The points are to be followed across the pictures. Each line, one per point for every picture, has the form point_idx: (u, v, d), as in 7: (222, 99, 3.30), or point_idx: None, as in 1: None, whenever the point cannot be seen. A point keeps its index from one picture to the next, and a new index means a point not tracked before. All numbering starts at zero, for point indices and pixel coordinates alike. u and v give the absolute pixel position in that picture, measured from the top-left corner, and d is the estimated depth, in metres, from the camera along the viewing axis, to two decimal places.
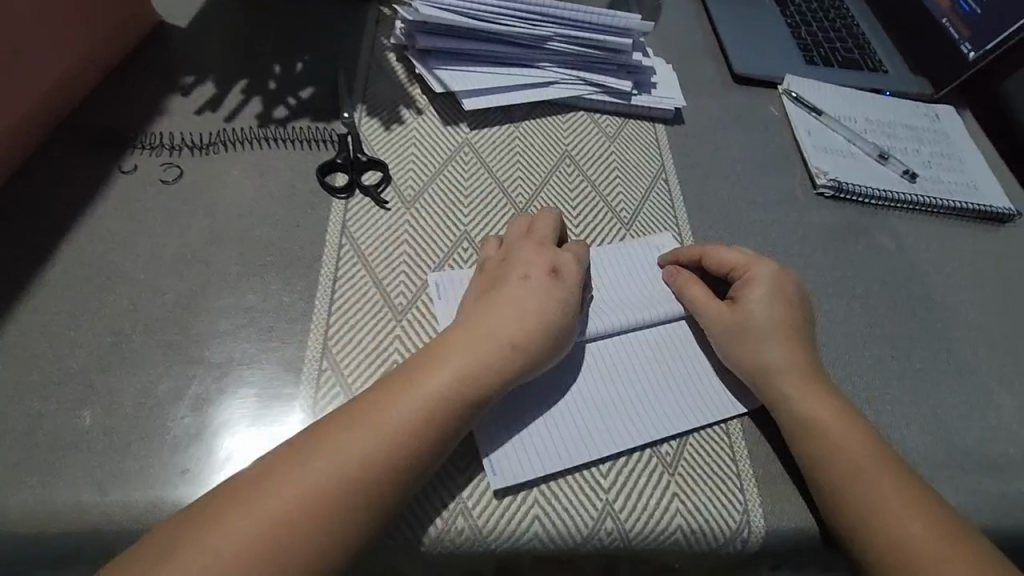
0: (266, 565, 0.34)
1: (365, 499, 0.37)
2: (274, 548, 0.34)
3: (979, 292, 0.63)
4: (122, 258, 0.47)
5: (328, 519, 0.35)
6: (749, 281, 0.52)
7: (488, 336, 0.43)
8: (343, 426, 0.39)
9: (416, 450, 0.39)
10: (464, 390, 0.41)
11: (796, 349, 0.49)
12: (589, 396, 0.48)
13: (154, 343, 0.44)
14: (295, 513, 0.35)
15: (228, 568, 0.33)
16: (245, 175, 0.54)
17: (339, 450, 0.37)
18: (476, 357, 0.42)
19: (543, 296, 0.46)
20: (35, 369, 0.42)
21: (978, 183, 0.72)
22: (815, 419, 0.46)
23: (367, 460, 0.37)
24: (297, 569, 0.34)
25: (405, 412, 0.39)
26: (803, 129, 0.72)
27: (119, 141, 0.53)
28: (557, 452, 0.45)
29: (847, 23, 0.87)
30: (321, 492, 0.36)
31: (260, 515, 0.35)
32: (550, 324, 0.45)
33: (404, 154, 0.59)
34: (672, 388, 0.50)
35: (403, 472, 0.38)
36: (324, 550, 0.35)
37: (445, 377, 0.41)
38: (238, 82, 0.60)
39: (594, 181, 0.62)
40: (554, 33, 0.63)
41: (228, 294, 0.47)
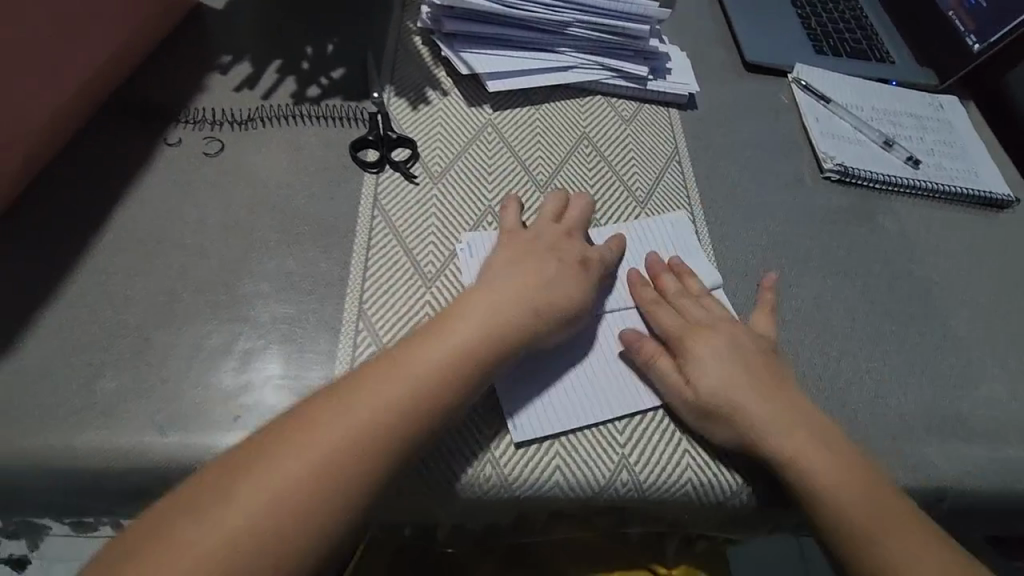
0: (304, 504, 0.35)
1: (392, 450, 0.39)
2: (310, 491, 0.36)
3: (976, 273, 0.66)
4: (171, 224, 0.51)
5: (350, 464, 0.37)
6: (692, 344, 0.49)
7: (509, 302, 0.46)
8: (374, 379, 0.41)
9: (444, 404, 0.41)
10: (487, 352, 0.44)
11: (762, 398, 0.47)
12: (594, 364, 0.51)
13: (203, 303, 0.47)
14: (328, 460, 0.37)
15: (270, 508, 0.35)
16: (281, 149, 0.57)
17: (368, 403, 0.39)
18: (499, 319, 0.45)
19: (560, 273, 0.50)
20: (96, 323, 0.45)
21: (979, 170, 0.75)
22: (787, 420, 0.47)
23: (395, 412, 0.40)
24: (329, 510, 0.36)
25: (432, 366, 0.42)
26: (812, 117, 0.74)
27: (163, 115, 0.56)
28: (571, 416, 0.48)
29: (857, 14, 0.89)
30: (351, 440, 0.38)
31: (296, 461, 0.36)
32: (568, 299, 0.48)
33: (431, 132, 0.62)
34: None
35: (426, 420, 0.40)
36: (355, 493, 0.37)
37: (474, 339, 0.44)
38: (273, 62, 0.63)
39: (610, 162, 0.65)
40: (575, 19, 0.66)
41: (269, 259, 0.51)
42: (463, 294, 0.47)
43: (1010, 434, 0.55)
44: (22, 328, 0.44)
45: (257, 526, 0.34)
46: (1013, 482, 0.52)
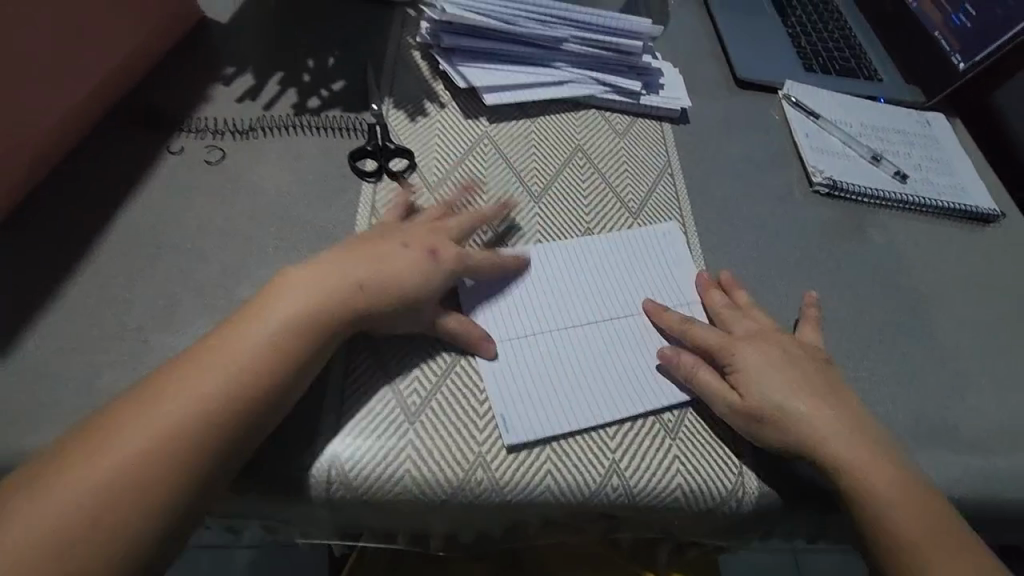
0: (116, 499, 0.36)
1: (206, 437, 0.38)
2: (122, 485, 0.36)
3: (964, 285, 0.67)
4: (172, 229, 0.52)
5: (162, 451, 0.37)
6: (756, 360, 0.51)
7: (332, 283, 0.45)
8: (188, 362, 0.41)
9: (263, 387, 0.41)
10: (303, 334, 0.43)
11: (812, 412, 0.48)
12: (580, 368, 0.52)
13: (202, 307, 0.48)
14: (141, 449, 0.37)
15: (84, 503, 0.35)
16: (281, 158, 0.58)
17: (180, 391, 0.39)
18: (321, 299, 0.45)
19: (395, 254, 0.49)
20: (96, 325, 0.46)
21: (966, 186, 0.76)
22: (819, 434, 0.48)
23: (208, 397, 0.39)
24: (142, 504, 0.36)
25: (244, 349, 0.41)
26: (802, 132, 0.76)
27: (167, 125, 0.58)
28: (549, 418, 0.48)
29: (846, 34, 0.91)
30: (161, 430, 0.38)
31: (109, 456, 0.36)
32: (398, 281, 0.48)
33: (428, 143, 0.63)
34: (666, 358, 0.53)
35: (244, 406, 0.40)
36: (173, 484, 0.37)
37: (288, 321, 0.43)
38: (274, 75, 0.65)
39: (604, 174, 0.66)
40: (569, 35, 0.68)
41: (268, 266, 0.51)
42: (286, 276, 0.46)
43: (996, 444, 0.55)
44: (24, 330, 0.45)
45: (69, 516, 0.35)
46: (1000, 491, 0.53)
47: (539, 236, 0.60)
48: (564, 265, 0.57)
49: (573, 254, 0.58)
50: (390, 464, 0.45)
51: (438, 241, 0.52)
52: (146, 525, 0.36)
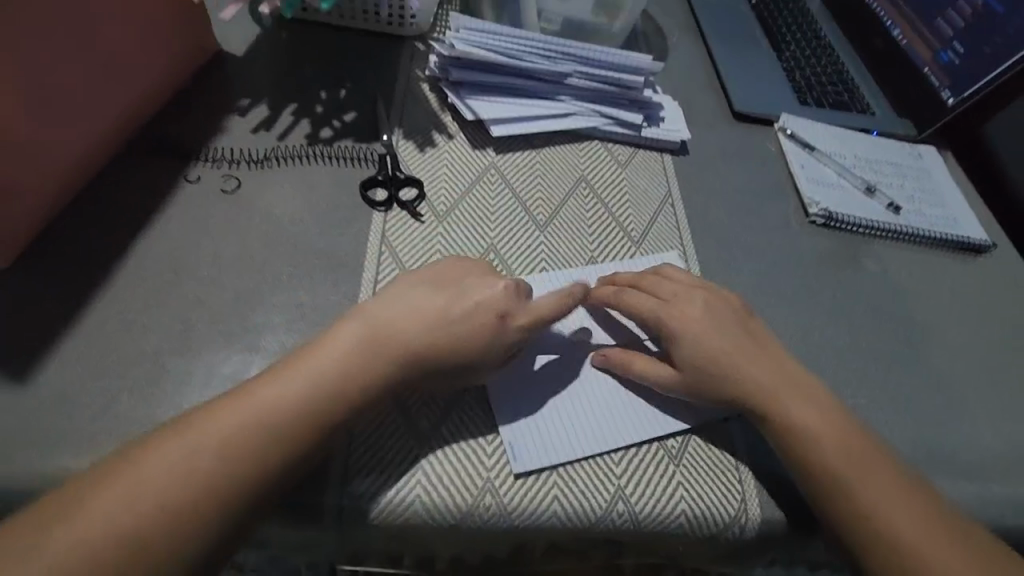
0: (172, 515, 0.37)
1: (270, 454, 0.40)
2: (179, 501, 0.37)
3: (957, 315, 0.69)
4: (188, 257, 0.53)
5: (222, 469, 0.39)
6: (679, 320, 0.53)
7: (373, 339, 0.45)
8: (224, 406, 0.41)
9: (334, 409, 0.42)
10: (380, 360, 0.45)
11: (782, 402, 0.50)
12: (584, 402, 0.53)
13: (217, 333, 0.49)
14: (202, 468, 0.38)
15: (140, 517, 0.36)
16: (294, 188, 0.60)
17: (246, 411, 0.41)
18: (359, 353, 0.44)
19: (449, 312, 0.47)
20: (113, 350, 0.47)
21: (957, 217, 0.79)
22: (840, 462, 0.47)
23: (277, 413, 0.41)
24: (195, 518, 0.37)
25: (318, 369, 0.43)
26: (797, 164, 0.78)
27: (184, 154, 0.59)
28: (557, 444, 0.50)
29: (839, 69, 0.95)
30: (223, 445, 0.39)
31: (167, 471, 0.38)
32: (454, 347, 0.46)
33: (437, 173, 0.65)
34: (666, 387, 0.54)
35: (310, 425, 0.41)
36: (226, 501, 0.38)
37: (366, 349, 0.45)
38: (288, 106, 0.67)
39: (607, 204, 0.68)
40: (573, 70, 0.71)
41: (281, 293, 0.53)
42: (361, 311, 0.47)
43: (992, 472, 0.56)
44: (44, 355, 0.46)
45: (127, 527, 0.36)
46: (997, 517, 0.54)
47: (546, 264, 0.61)
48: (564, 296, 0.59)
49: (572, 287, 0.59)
50: (400, 489, 0.46)
51: (508, 301, 0.49)
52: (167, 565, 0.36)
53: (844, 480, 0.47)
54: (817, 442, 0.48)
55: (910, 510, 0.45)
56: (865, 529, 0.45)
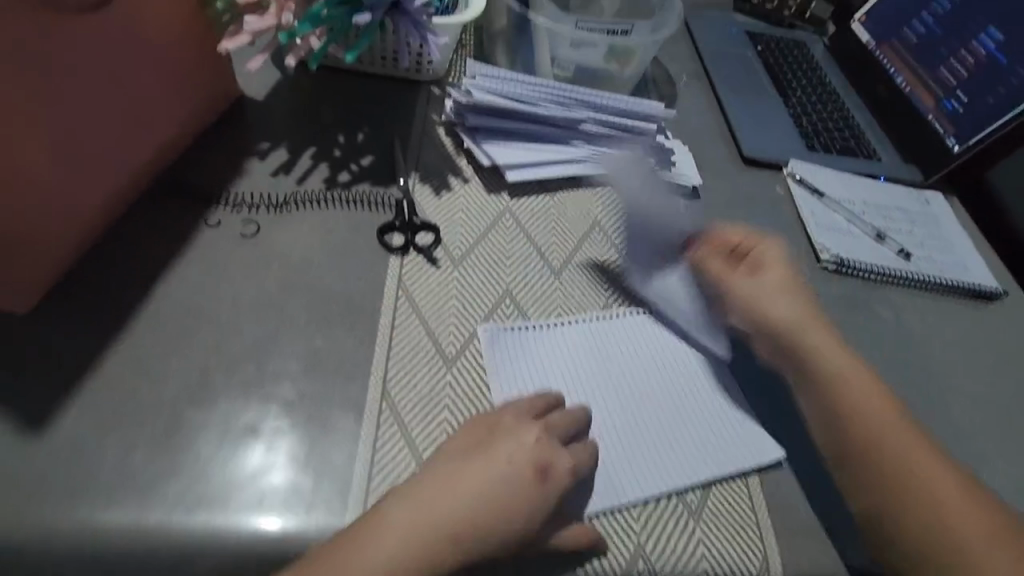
0: None
1: None
2: None
3: (973, 362, 0.69)
4: (206, 302, 0.53)
5: None
6: (758, 299, 0.59)
7: (425, 519, 0.43)
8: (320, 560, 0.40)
9: None
10: (421, 547, 0.42)
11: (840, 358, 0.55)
12: (619, 450, 0.52)
13: (234, 381, 0.49)
14: None
15: None
16: (313, 232, 0.61)
17: None
18: (421, 539, 0.42)
19: (506, 482, 0.45)
20: (130, 400, 0.46)
21: (967, 263, 0.79)
22: (875, 430, 0.51)
23: None
24: None
25: (366, 565, 0.40)
26: (807, 209, 0.79)
27: (204, 198, 0.60)
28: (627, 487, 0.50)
29: (844, 115, 0.96)
30: None
31: None
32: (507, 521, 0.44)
33: (452, 217, 0.66)
34: (692, 435, 0.55)
35: None
36: None
37: (404, 533, 0.42)
38: (307, 149, 0.68)
39: (620, 248, 0.68)
40: (587, 116, 0.72)
41: (299, 338, 0.53)
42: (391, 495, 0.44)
43: None
44: (61, 403, 0.45)
45: None
46: None
47: (560, 310, 0.61)
48: (585, 349, 0.59)
49: (593, 343, 0.59)
50: None
51: (544, 450, 0.47)
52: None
53: (860, 424, 0.51)
54: (836, 396, 0.53)
55: (913, 457, 0.50)
56: (871, 469, 0.50)
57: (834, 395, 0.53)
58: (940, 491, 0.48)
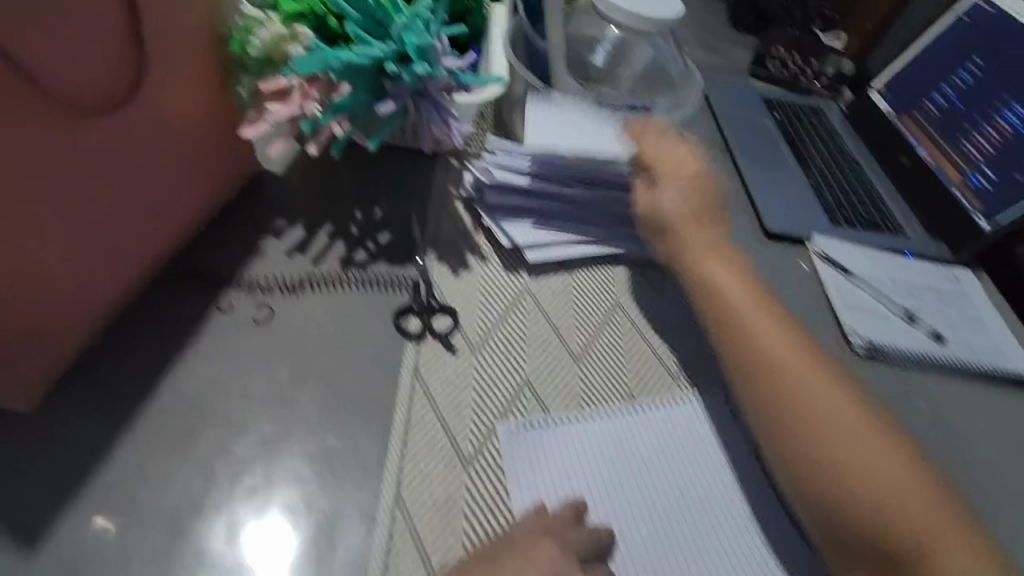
0: None
1: None
2: None
3: (1007, 460, 0.67)
4: (215, 397, 0.51)
5: None
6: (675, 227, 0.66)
7: None
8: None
9: None
10: None
11: (779, 354, 0.56)
12: (652, 563, 0.50)
13: (241, 487, 0.47)
14: None
15: None
16: (327, 318, 0.59)
17: None
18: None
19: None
20: (130, 511, 0.44)
21: (1001, 347, 0.77)
22: (800, 419, 0.52)
23: None
24: None
25: None
26: (835, 287, 0.77)
27: (217, 281, 0.58)
28: None
29: (866, 186, 0.95)
30: None
31: None
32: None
33: (470, 299, 0.64)
34: (722, 545, 0.52)
35: None
36: None
37: None
38: (324, 226, 0.67)
39: (642, 332, 0.66)
40: (607, 197, 0.71)
41: (310, 437, 0.50)
42: None
43: None
44: (59, 515, 0.43)
45: None
46: None
47: (582, 402, 0.58)
48: (613, 447, 0.55)
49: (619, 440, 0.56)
50: None
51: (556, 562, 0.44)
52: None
53: (806, 418, 0.52)
54: (797, 400, 0.53)
55: (870, 451, 0.51)
56: (817, 464, 0.50)
57: (783, 391, 0.54)
58: (890, 478, 0.49)
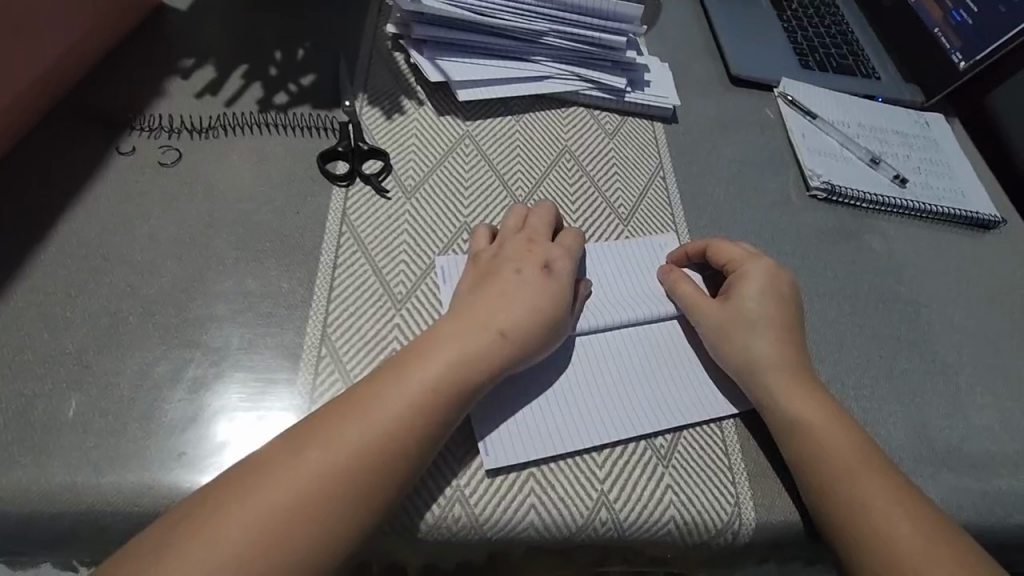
0: (285, 537, 0.34)
1: (364, 489, 0.37)
2: (284, 528, 0.34)
3: (965, 294, 0.65)
4: (121, 241, 0.47)
5: (325, 507, 0.35)
6: (750, 288, 0.52)
7: (458, 350, 0.42)
8: (371, 393, 0.40)
9: (405, 454, 0.38)
10: (454, 381, 0.41)
11: (811, 402, 0.48)
12: (582, 373, 0.49)
13: (152, 325, 0.44)
14: (288, 511, 0.35)
15: (244, 551, 0.33)
16: (244, 160, 0.54)
17: (330, 454, 0.37)
18: (464, 353, 0.42)
19: (529, 282, 0.47)
20: (31, 348, 0.42)
21: (966, 190, 0.74)
22: (854, 480, 0.44)
23: (358, 455, 0.37)
24: (310, 543, 0.35)
25: (391, 411, 0.39)
26: (799, 132, 0.73)
27: (117, 122, 0.53)
28: (574, 426, 0.46)
29: (842, 29, 0.88)
30: (291, 507, 0.35)
31: (263, 503, 0.35)
32: (541, 317, 0.45)
33: (404, 143, 0.59)
34: (649, 370, 0.51)
35: (382, 483, 0.37)
36: (332, 533, 0.35)
37: (432, 385, 0.40)
38: (239, 66, 0.60)
39: (592, 175, 0.62)
40: (549, 29, 0.63)
41: (228, 278, 0.47)
42: (421, 341, 0.43)
43: (1001, 466, 0.54)
44: None
45: (264, 532, 0.34)
46: (1003, 516, 0.51)
47: None
48: None
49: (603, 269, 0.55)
50: None
51: (549, 254, 0.50)
52: (358, 516, 0.36)
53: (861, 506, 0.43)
54: (838, 461, 0.45)
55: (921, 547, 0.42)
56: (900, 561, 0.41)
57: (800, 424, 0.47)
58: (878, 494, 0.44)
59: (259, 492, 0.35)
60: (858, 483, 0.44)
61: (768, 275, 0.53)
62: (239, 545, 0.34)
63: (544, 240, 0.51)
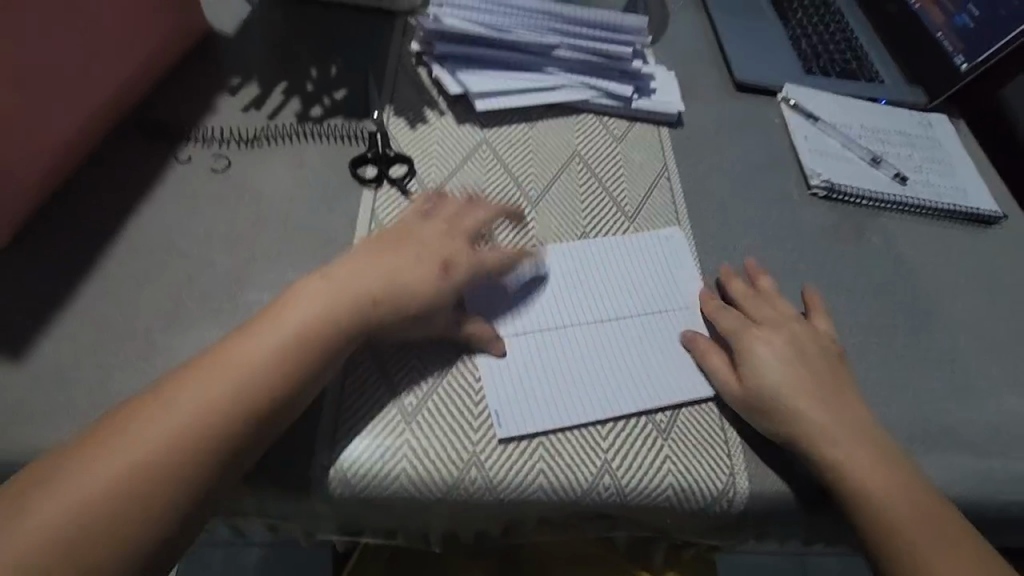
0: (142, 476, 0.38)
1: (215, 433, 0.41)
2: (140, 470, 0.38)
3: (964, 286, 0.68)
4: (179, 237, 0.54)
5: (178, 448, 0.39)
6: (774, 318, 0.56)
7: (325, 311, 0.46)
8: (212, 364, 0.42)
9: (263, 401, 0.42)
10: (315, 337, 0.45)
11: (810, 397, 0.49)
12: (584, 356, 0.54)
13: (206, 309, 0.50)
14: (145, 455, 0.39)
15: (100, 487, 0.38)
16: (284, 166, 0.60)
17: (189, 399, 0.41)
18: (325, 314, 0.46)
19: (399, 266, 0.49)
20: (106, 328, 0.48)
21: (968, 188, 0.76)
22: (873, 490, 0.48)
23: (215, 401, 0.41)
24: (164, 481, 0.39)
25: (253, 361, 0.43)
26: (800, 134, 0.77)
27: (175, 134, 0.60)
28: (580, 403, 0.51)
29: (847, 36, 0.92)
30: (151, 448, 0.39)
31: (122, 447, 0.39)
32: (414, 289, 0.49)
33: (427, 150, 0.65)
34: (649, 356, 0.54)
35: (241, 428, 0.41)
36: (187, 469, 0.39)
37: (294, 338, 0.44)
38: (279, 83, 0.66)
39: (601, 177, 0.67)
40: (561, 42, 0.70)
41: (271, 270, 0.53)
42: (291, 298, 0.46)
43: (993, 446, 0.56)
44: (39, 333, 0.47)
45: (122, 471, 0.38)
46: (993, 492, 0.53)
47: (537, 238, 0.61)
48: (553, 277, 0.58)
49: (589, 271, 0.59)
50: (391, 459, 0.47)
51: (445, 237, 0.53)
52: (197, 478, 0.40)
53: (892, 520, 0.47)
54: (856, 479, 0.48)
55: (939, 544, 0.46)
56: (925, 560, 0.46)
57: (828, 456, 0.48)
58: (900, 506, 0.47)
59: (119, 441, 0.39)
60: (866, 488, 0.47)
61: (770, 316, 0.56)
62: (99, 482, 0.38)
63: (454, 224, 0.54)
